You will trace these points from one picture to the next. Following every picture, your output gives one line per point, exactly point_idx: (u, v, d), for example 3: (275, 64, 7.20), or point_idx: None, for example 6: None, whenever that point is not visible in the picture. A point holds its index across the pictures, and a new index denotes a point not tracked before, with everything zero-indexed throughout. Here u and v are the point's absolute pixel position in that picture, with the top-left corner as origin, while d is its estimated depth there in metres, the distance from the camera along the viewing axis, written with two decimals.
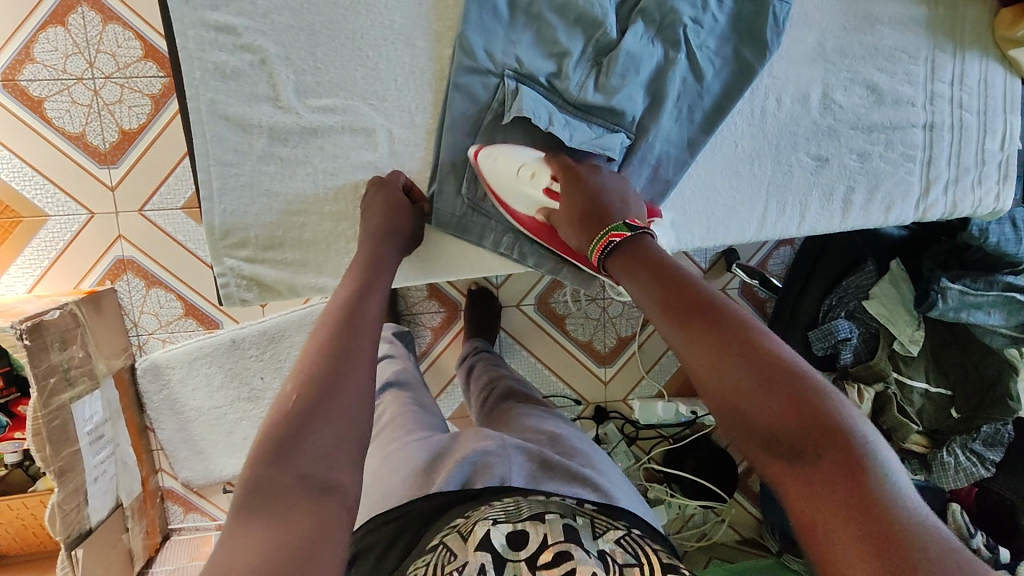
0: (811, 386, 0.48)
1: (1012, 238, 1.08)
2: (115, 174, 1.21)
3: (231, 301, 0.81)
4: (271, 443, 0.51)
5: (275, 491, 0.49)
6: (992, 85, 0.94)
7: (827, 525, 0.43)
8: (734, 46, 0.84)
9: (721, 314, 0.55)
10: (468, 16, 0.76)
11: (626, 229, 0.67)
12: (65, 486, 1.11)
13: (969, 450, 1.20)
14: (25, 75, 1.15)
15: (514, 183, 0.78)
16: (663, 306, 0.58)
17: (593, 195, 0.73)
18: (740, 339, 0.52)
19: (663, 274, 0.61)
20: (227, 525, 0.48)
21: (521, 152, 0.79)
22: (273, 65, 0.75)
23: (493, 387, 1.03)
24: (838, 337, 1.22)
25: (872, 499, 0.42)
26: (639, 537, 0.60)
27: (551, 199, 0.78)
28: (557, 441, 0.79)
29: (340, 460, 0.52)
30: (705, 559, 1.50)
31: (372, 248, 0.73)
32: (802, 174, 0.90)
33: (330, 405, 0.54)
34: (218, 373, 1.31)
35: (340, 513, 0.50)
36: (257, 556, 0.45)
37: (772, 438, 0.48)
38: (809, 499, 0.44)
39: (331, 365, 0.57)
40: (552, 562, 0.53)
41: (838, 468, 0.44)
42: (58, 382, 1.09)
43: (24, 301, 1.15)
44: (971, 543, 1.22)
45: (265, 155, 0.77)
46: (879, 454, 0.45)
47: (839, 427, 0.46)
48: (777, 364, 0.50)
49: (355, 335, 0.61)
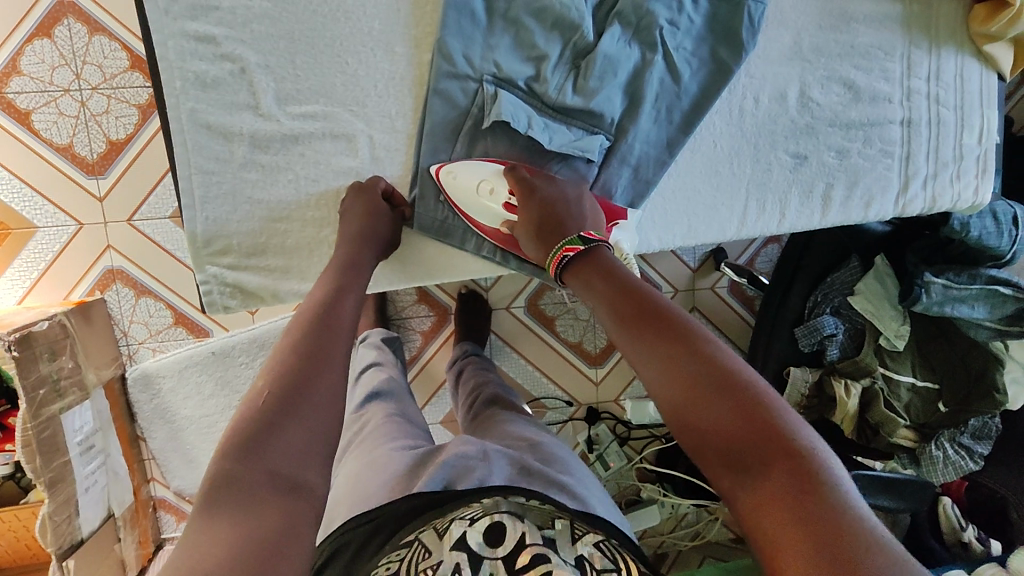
0: (758, 396, 0.50)
1: (993, 232, 1.09)
2: (103, 184, 1.21)
3: (215, 307, 0.82)
4: (242, 438, 0.52)
5: (243, 486, 0.49)
6: (968, 80, 0.95)
7: (774, 532, 0.45)
8: (711, 47, 0.85)
9: (670, 324, 0.57)
10: (446, 21, 0.77)
11: (580, 242, 0.69)
12: (56, 497, 1.11)
13: (958, 444, 1.22)
14: (12, 87, 1.15)
15: (478, 199, 0.80)
16: (619, 319, 0.60)
17: (550, 203, 0.77)
18: (688, 349, 0.55)
19: (620, 287, 0.63)
20: (190, 518, 0.47)
21: (481, 165, 0.81)
22: (254, 74, 0.76)
23: (479, 391, 1.04)
24: (824, 333, 1.23)
25: (815, 504, 0.44)
26: (616, 544, 0.61)
27: (510, 212, 0.81)
28: (537, 447, 0.80)
29: (310, 460, 0.53)
30: (698, 560, 1.54)
31: (348, 255, 0.74)
32: (781, 172, 0.91)
33: (302, 406, 0.55)
34: (208, 382, 1.31)
35: (310, 513, 0.50)
36: (223, 545, 0.45)
37: (721, 448, 0.50)
38: (759, 507, 0.46)
39: (303, 367, 0.58)
40: (528, 565, 0.54)
41: (781, 475, 0.46)
42: (48, 393, 1.09)
43: (13, 313, 1.15)
44: (962, 536, 1.25)
45: (247, 163, 0.78)
46: (821, 459, 0.47)
47: (786, 435, 0.48)
48: (723, 373, 0.52)
49: (330, 339, 0.63)
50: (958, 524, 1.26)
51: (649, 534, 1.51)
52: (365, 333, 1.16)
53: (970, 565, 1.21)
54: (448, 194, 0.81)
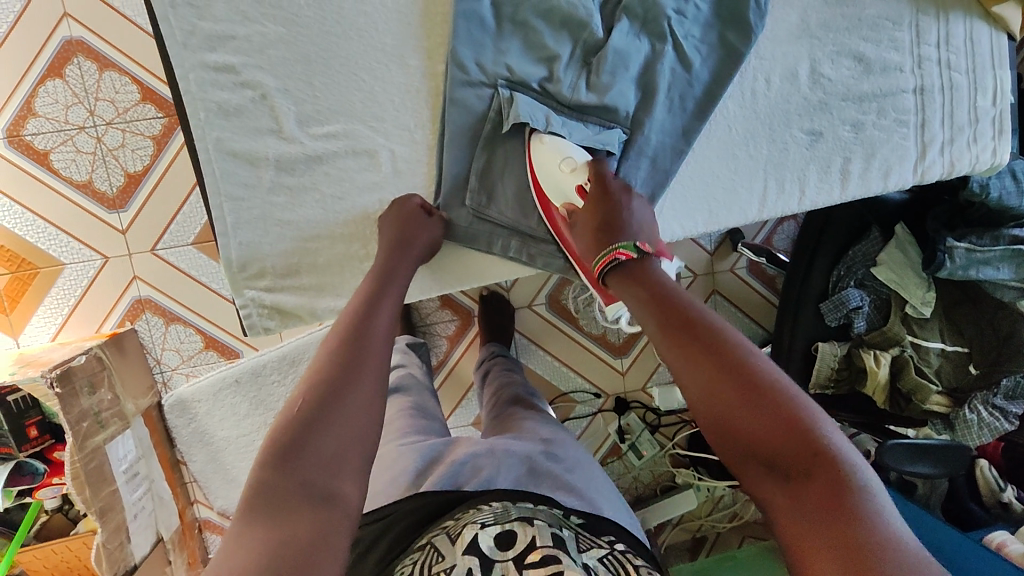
0: (797, 406, 0.51)
1: (1013, 192, 1.10)
2: (125, 218, 1.24)
3: (255, 330, 0.83)
4: (275, 450, 0.53)
5: (278, 497, 0.50)
6: (978, 43, 0.94)
7: (809, 541, 0.46)
8: (719, 32, 0.85)
9: (710, 331, 0.58)
10: (457, 31, 0.78)
11: (634, 248, 0.68)
12: (107, 526, 1.14)
13: (991, 405, 1.19)
14: (29, 129, 1.18)
15: (555, 177, 0.79)
16: (658, 324, 0.61)
17: (616, 207, 0.75)
18: (732, 358, 0.55)
19: (657, 292, 0.64)
20: (231, 528, 0.49)
21: (570, 147, 0.80)
22: (274, 99, 0.78)
23: (501, 393, 1.05)
24: (851, 306, 1.21)
25: (854, 523, 0.44)
26: (623, 554, 0.61)
27: (578, 197, 0.79)
28: (552, 444, 0.81)
29: (342, 471, 0.54)
30: (738, 538, 1.59)
31: (385, 263, 0.75)
32: (797, 150, 0.91)
33: (333, 412, 0.56)
34: (242, 403, 1.32)
35: (340, 522, 0.50)
36: (255, 552, 0.46)
37: (762, 455, 0.50)
38: (794, 516, 0.47)
39: (339, 373, 0.60)
40: (538, 562, 0.55)
41: (823, 489, 0.47)
42: (91, 425, 1.11)
43: (49, 350, 1.18)
44: (1001, 497, 1.26)
45: (274, 186, 0.79)
46: (863, 476, 0.47)
47: (823, 447, 0.49)
48: (766, 383, 0.53)
49: (363, 348, 0.63)
50: (996, 485, 1.27)
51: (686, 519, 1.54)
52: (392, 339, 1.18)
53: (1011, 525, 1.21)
54: (529, 155, 0.81)
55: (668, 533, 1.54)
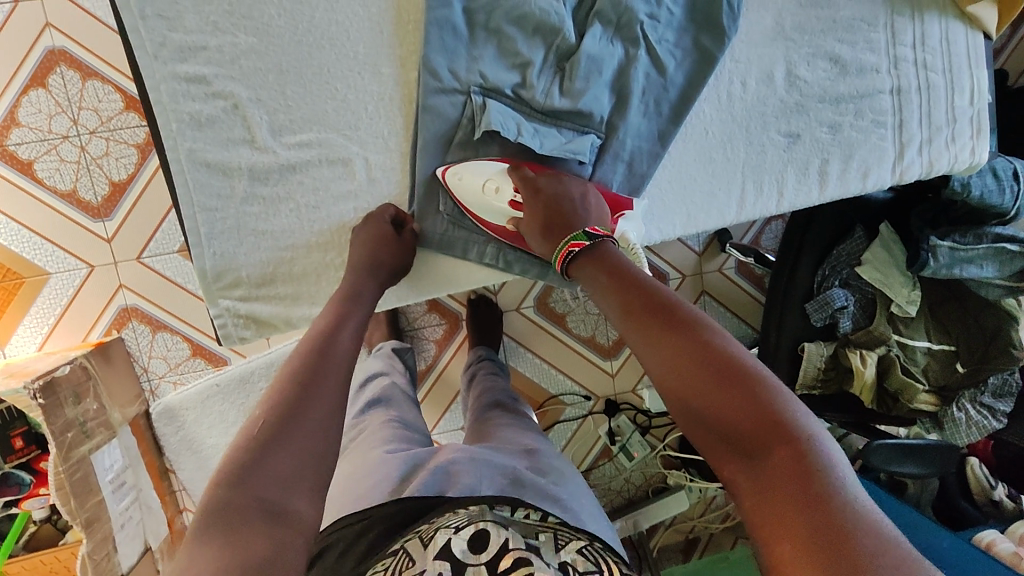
0: (760, 383, 0.51)
1: (995, 189, 1.10)
2: (110, 226, 1.24)
3: (231, 340, 0.83)
4: (231, 470, 0.52)
5: (234, 514, 0.49)
6: (954, 43, 0.95)
7: (774, 517, 0.45)
8: (693, 36, 0.86)
9: (677, 315, 0.58)
10: (429, 39, 0.78)
11: (584, 237, 0.70)
12: (94, 536, 1.13)
13: (979, 403, 1.18)
14: (12, 139, 1.18)
15: (484, 201, 0.81)
16: (625, 311, 0.61)
17: (556, 200, 0.77)
18: (697, 341, 0.55)
19: (622, 277, 0.64)
20: (182, 546, 0.48)
21: (485, 164, 0.81)
22: (247, 109, 0.77)
23: (483, 397, 1.05)
24: (835, 306, 1.19)
25: (823, 501, 0.43)
26: (600, 548, 0.63)
27: (516, 210, 0.81)
28: (533, 456, 0.80)
29: (298, 488, 0.53)
30: (731, 539, 1.60)
31: (351, 286, 0.76)
32: (775, 152, 0.91)
33: (291, 430, 0.56)
34: (231, 411, 1.32)
35: (296, 539, 0.50)
36: (213, 567, 0.46)
37: (727, 436, 0.50)
38: (758, 494, 0.46)
39: (297, 392, 0.60)
40: (511, 567, 0.56)
41: (785, 463, 0.46)
42: (76, 435, 1.11)
43: (34, 361, 1.18)
44: (993, 495, 1.26)
45: (248, 196, 0.80)
46: (827, 447, 0.47)
47: (785, 421, 0.48)
48: (731, 362, 0.53)
49: (323, 366, 0.64)
50: (988, 484, 1.27)
51: (679, 520, 1.54)
52: (378, 345, 1.19)
53: (1001, 524, 1.21)
54: (455, 195, 0.82)
55: (660, 535, 1.54)
